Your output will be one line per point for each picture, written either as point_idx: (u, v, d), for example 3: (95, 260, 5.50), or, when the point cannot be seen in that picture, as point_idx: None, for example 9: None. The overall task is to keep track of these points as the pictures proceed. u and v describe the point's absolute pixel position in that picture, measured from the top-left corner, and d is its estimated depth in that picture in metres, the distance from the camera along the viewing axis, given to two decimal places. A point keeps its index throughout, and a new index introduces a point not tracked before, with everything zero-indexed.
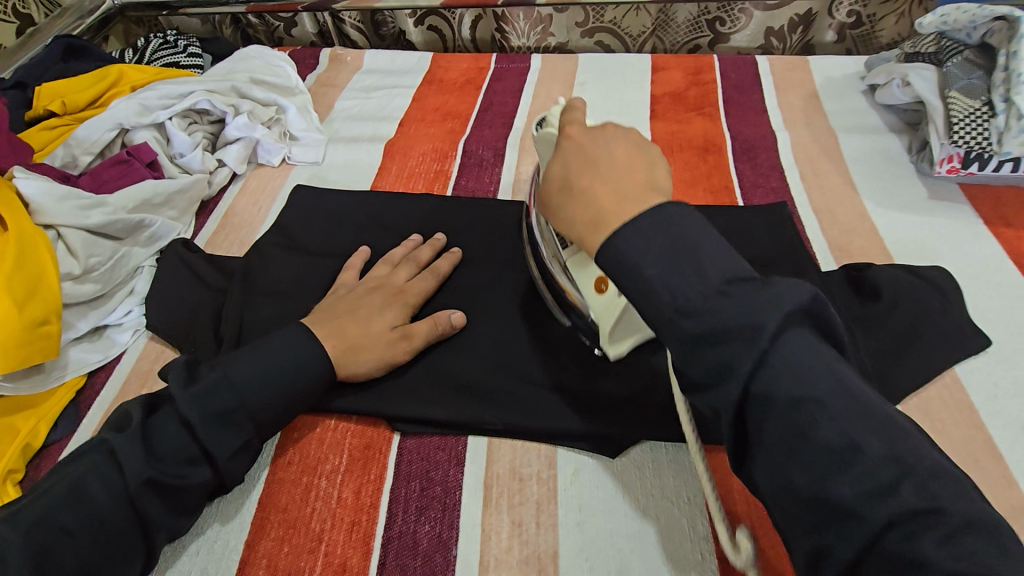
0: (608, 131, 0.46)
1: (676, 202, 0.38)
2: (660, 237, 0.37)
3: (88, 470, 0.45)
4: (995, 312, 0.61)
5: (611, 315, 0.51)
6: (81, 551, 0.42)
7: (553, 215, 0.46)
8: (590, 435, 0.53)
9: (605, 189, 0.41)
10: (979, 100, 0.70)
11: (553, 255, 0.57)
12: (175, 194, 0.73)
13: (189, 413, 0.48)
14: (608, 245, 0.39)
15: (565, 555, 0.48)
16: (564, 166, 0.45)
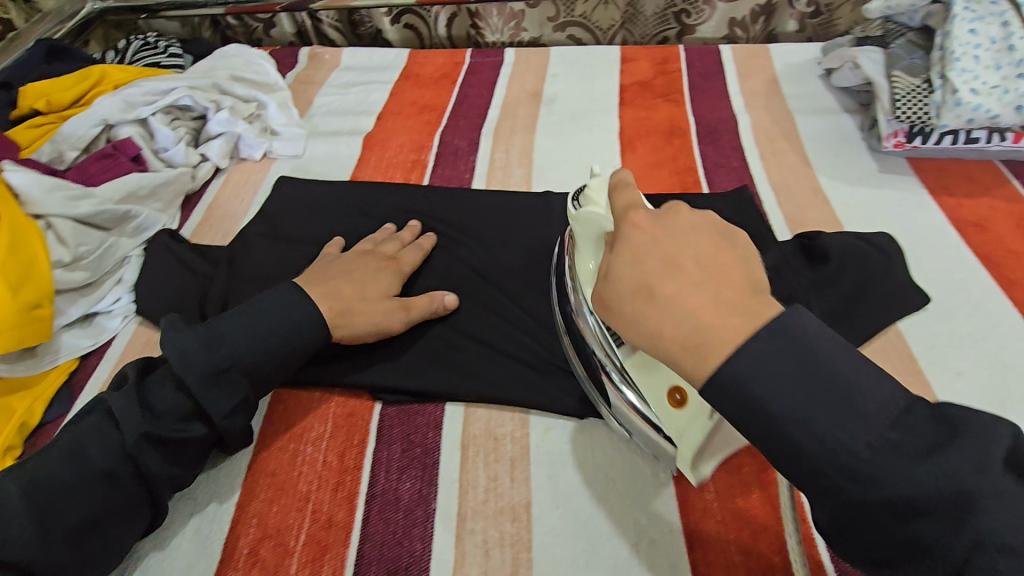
0: (682, 218, 0.39)
1: (789, 313, 0.33)
2: (775, 365, 0.32)
3: (87, 429, 0.49)
4: (934, 274, 0.66)
5: (698, 431, 0.44)
6: (83, 502, 0.46)
7: (621, 322, 0.37)
8: (560, 395, 0.57)
9: (699, 300, 0.34)
10: (919, 78, 0.75)
11: (606, 352, 0.52)
12: (160, 187, 0.76)
13: (188, 377, 0.50)
14: (717, 375, 0.33)
15: (536, 504, 0.51)
16: (637, 266, 0.37)
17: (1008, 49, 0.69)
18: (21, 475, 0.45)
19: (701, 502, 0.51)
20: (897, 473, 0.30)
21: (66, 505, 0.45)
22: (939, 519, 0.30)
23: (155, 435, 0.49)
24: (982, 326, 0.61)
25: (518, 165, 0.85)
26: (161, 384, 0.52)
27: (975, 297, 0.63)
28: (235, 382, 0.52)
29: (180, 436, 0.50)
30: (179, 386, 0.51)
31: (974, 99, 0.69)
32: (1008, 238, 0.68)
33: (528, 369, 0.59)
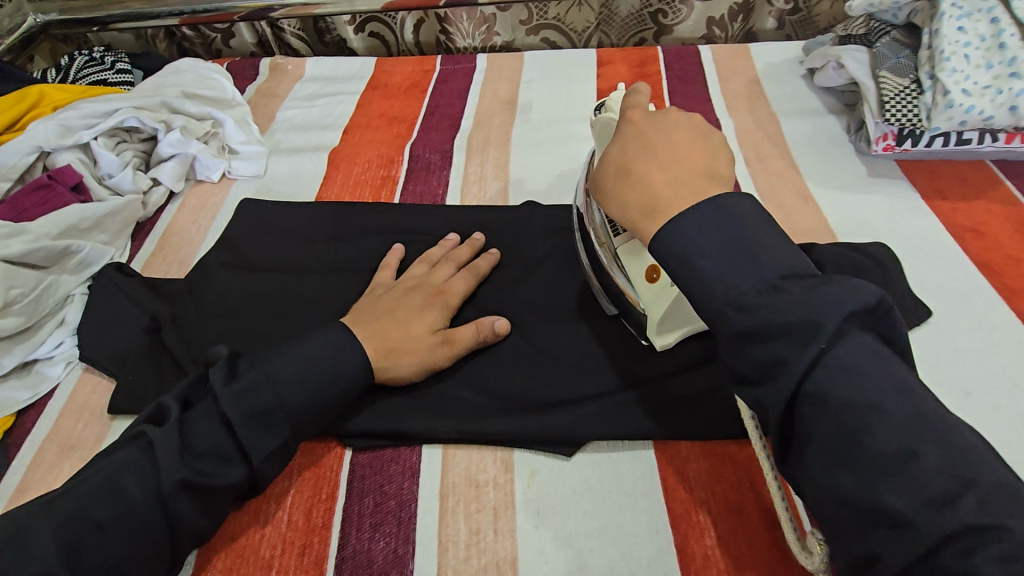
0: (671, 115, 0.46)
1: (736, 195, 0.40)
2: (722, 229, 0.39)
3: (122, 463, 0.44)
4: (933, 284, 0.63)
5: (662, 304, 0.51)
6: (114, 545, 0.41)
7: (604, 196, 0.46)
8: (546, 432, 0.52)
9: (664, 178, 0.42)
10: (907, 78, 0.72)
11: (602, 243, 0.56)
12: (105, 217, 0.70)
13: (228, 413, 0.46)
14: (660, 235, 0.40)
15: (524, 559, 0.47)
16: (623, 151, 0.46)
17: (999, 47, 0.66)
18: (54, 511, 0.41)
19: (702, 549, 0.46)
20: (770, 305, 0.36)
21: (94, 549, 0.40)
22: (799, 348, 0.35)
23: (194, 480, 0.44)
24: (988, 339, 0.58)
25: (495, 178, 0.81)
26: (201, 417, 0.46)
27: (977, 308, 0.60)
28: (276, 425, 0.48)
29: (214, 482, 0.45)
30: (223, 423, 0.46)
31: (966, 100, 0.66)
32: (1006, 242, 0.65)
33: (511, 406, 0.54)
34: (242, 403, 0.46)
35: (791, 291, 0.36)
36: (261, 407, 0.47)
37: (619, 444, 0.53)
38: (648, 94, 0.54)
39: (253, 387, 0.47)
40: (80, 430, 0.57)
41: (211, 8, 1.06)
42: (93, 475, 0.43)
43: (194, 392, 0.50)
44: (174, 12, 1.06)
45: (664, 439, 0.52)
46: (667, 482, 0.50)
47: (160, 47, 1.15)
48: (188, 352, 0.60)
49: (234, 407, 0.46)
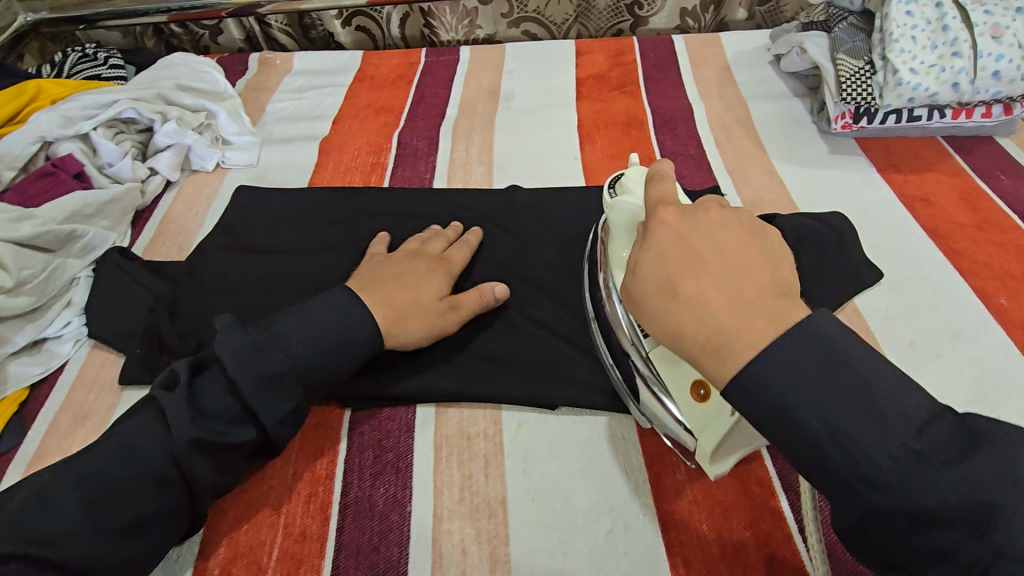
0: (711, 218, 0.42)
1: (812, 317, 0.37)
2: (804, 370, 0.35)
3: (136, 430, 0.48)
4: (886, 248, 0.68)
5: (717, 430, 0.46)
6: (136, 501, 0.45)
7: (644, 315, 0.41)
8: (530, 388, 0.57)
9: (722, 304, 0.38)
10: (862, 60, 0.76)
11: (633, 343, 0.52)
12: (107, 204, 0.73)
13: (239, 376, 0.48)
14: (740, 377, 0.36)
15: (512, 499, 0.51)
16: (663, 264, 0.40)
17: (943, 29, 0.71)
18: (75, 472, 0.46)
19: (674, 484, 0.51)
20: (921, 486, 0.33)
21: (118, 504, 0.45)
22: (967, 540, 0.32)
23: (203, 439, 0.47)
24: (934, 296, 0.63)
25: (479, 162, 0.85)
26: (211, 381, 0.50)
27: (924, 268, 0.65)
28: (285, 387, 0.49)
29: (226, 440, 0.48)
30: (229, 389, 0.49)
31: (913, 78, 0.71)
32: (952, 210, 0.71)
33: (498, 367, 0.58)
34: (245, 368, 0.48)
35: (930, 454, 0.33)
36: (268, 372, 0.49)
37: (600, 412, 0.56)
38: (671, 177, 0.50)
39: (254, 350, 0.49)
40: (91, 401, 0.61)
41: (198, 5, 1.09)
42: (116, 439, 0.47)
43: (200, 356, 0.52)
44: (162, 9, 1.09)
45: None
46: (642, 428, 0.55)
47: (148, 44, 1.18)
48: (195, 325, 0.64)
49: (240, 374, 0.48)
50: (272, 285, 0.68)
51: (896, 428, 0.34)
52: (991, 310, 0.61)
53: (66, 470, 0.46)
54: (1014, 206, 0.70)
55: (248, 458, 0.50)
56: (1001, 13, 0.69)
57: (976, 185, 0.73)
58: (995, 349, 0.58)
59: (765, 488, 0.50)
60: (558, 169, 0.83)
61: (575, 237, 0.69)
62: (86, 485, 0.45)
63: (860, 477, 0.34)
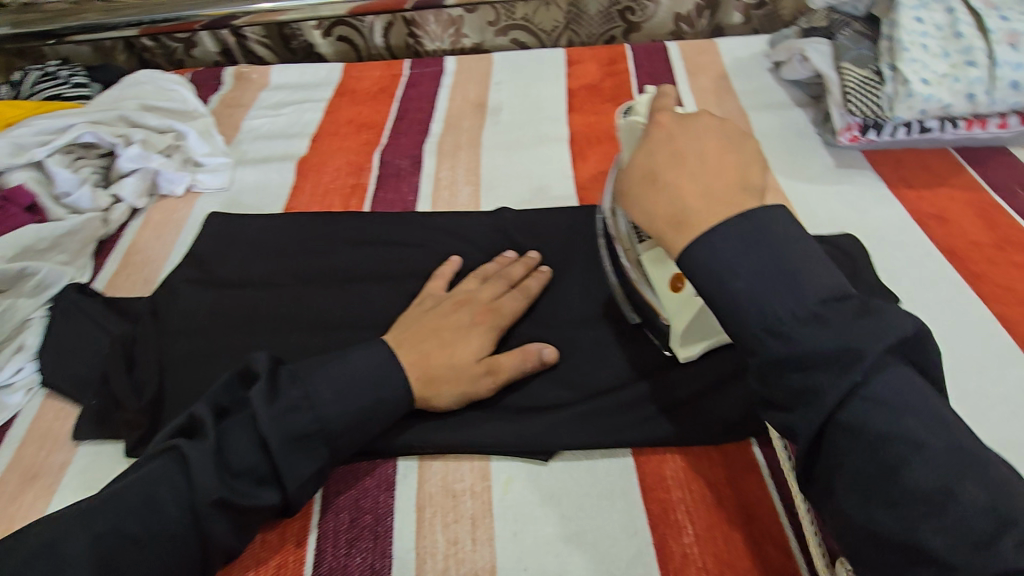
0: (702, 120, 0.44)
1: (770, 210, 0.38)
2: (750, 241, 0.37)
3: (153, 477, 0.42)
4: (901, 272, 0.64)
5: (687, 314, 0.51)
6: (148, 563, 0.40)
7: (627, 199, 0.45)
8: (521, 438, 0.52)
9: (693, 186, 0.41)
10: (868, 69, 0.72)
11: (627, 249, 0.58)
12: (64, 237, 0.68)
13: (269, 436, 0.44)
14: (691, 250, 0.39)
15: (502, 569, 0.46)
16: (649, 155, 0.44)
17: (955, 36, 0.67)
18: (90, 521, 0.40)
19: (680, 549, 0.46)
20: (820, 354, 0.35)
21: (131, 565, 0.40)
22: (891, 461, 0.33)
23: (229, 499, 0.43)
24: (955, 325, 0.58)
25: (466, 182, 0.80)
26: (241, 426, 0.45)
27: (943, 294, 0.61)
28: (316, 446, 0.46)
29: (250, 502, 0.44)
30: (261, 444, 0.45)
31: (925, 90, 0.66)
32: (969, 229, 0.67)
33: (486, 414, 0.53)
34: (283, 422, 0.45)
35: (834, 318, 0.35)
36: (302, 431, 0.45)
37: (598, 453, 0.52)
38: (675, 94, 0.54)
39: (295, 406, 0.45)
40: (44, 457, 0.55)
41: (171, 17, 1.02)
42: (130, 484, 0.42)
43: (228, 395, 0.48)
44: (134, 22, 1.03)
45: (641, 446, 0.52)
46: (645, 483, 0.50)
47: (119, 58, 1.13)
48: (157, 371, 0.59)
49: (276, 429, 0.44)
50: (243, 324, 0.63)
51: (811, 295, 0.36)
52: (1018, 340, 0.57)
53: (76, 521, 0.40)
54: None
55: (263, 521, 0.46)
56: (1018, 18, 0.65)
57: (992, 201, 0.69)
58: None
59: (780, 553, 0.46)
60: (549, 189, 0.78)
61: (568, 264, 0.64)
62: (99, 540, 0.40)
63: (763, 322, 0.36)
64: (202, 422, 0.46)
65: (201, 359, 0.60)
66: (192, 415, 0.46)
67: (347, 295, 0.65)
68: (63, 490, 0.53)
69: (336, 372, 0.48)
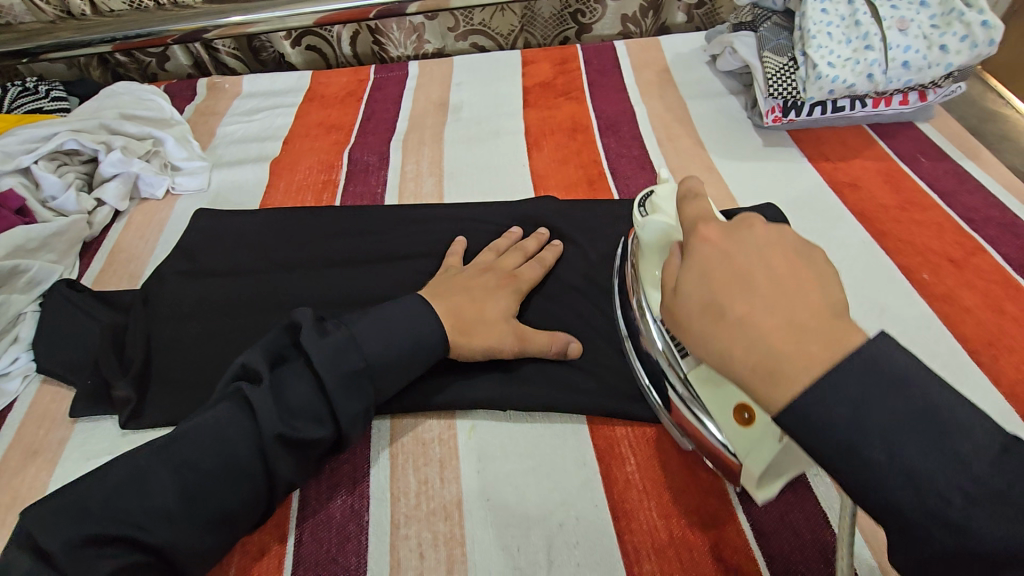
0: (755, 233, 0.40)
1: (866, 345, 0.34)
2: (868, 398, 0.33)
3: (220, 421, 0.48)
4: (820, 234, 0.71)
5: (764, 453, 0.44)
6: (223, 494, 0.46)
7: (688, 335, 0.39)
8: (480, 388, 0.58)
9: (776, 325, 0.36)
10: (785, 57, 0.80)
11: (669, 363, 0.52)
12: (52, 237, 0.73)
13: (324, 372, 0.50)
14: (797, 405, 0.34)
15: (467, 500, 0.52)
16: (708, 283, 0.39)
17: (856, 24, 0.75)
18: (171, 458, 0.46)
19: (624, 475, 0.53)
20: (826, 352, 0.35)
21: (210, 496, 0.46)
22: None
23: (288, 435, 0.48)
24: (862, 275, 0.66)
25: (430, 174, 0.86)
26: (297, 375, 0.51)
27: (853, 251, 0.69)
28: (363, 385, 0.52)
29: (306, 438, 0.49)
30: (317, 385, 0.50)
31: (831, 72, 0.74)
32: (878, 193, 0.75)
33: (449, 369, 0.59)
34: (334, 363, 0.50)
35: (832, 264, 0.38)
36: (352, 370, 0.51)
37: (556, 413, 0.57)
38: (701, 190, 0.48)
39: (343, 347, 0.51)
40: (43, 435, 0.60)
41: (144, 33, 1.06)
42: (199, 425, 0.47)
43: (280, 347, 0.53)
44: (107, 38, 1.06)
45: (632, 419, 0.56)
46: (592, 425, 0.57)
47: (94, 73, 1.19)
48: (145, 351, 0.64)
49: (330, 368, 0.50)
50: (226, 309, 0.68)
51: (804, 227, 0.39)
52: (917, 286, 0.64)
53: (157, 458, 0.46)
54: (934, 187, 0.75)
55: (320, 457, 0.51)
56: (906, 7, 0.74)
57: (898, 167, 0.78)
58: (918, 321, 0.61)
59: (711, 474, 0.52)
60: (507, 178, 0.85)
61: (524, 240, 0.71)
62: (178, 473, 0.45)
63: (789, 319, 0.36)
64: (258, 372, 0.50)
65: (186, 342, 0.65)
66: (247, 364, 0.51)
67: (321, 278, 0.70)
68: (64, 462, 0.58)
69: (376, 322, 0.54)
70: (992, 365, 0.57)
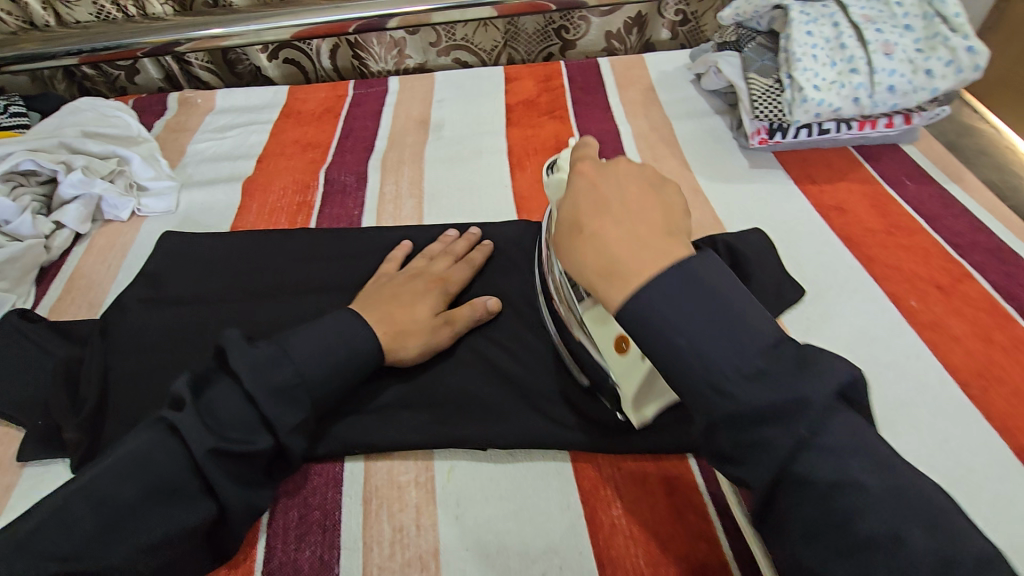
0: (620, 170, 0.46)
1: (697, 257, 0.39)
2: (690, 299, 0.38)
3: (142, 447, 0.43)
4: (807, 260, 0.70)
5: (635, 376, 0.49)
6: (150, 521, 0.42)
7: (559, 253, 0.44)
8: (458, 426, 0.55)
9: (620, 236, 0.40)
10: (771, 79, 0.80)
11: (567, 306, 0.55)
12: (4, 264, 0.69)
13: (254, 388, 0.46)
14: (628, 308, 0.38)
15: (445, 550, 0.49)
16: (576, 204, 0.44)
17: (840, 47, 0.74)
18: (88, 493, 0.42)
19: (610, 519, 0.50)
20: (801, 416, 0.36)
21: (133, 526, 0.42)
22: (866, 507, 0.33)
23: (221, 451, 0.45)
24: (850, 303, 0.65)
25: (410, 195, 0.84)
26: (224, 391, 0.47)
27: (841, 277, 0.67)
28: (299, 399, 0.49)
29: (247, 450, 0.46)
30: (248, 399, 0.47)
31: (817, 95, 0.73)
32: (865, 217, 0.74)
33: (425, 405, 0.57)
34: (260, 374, 0.47)
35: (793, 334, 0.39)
36: (285, 383, 0.48)
37: (538, 457, 0.55)
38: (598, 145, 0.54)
39: (273, 360, 0.48)
40: None
41: (112, 45, 1.02)
42: (120, 457, 0.43)
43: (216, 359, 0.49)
44: (74, 51, 1.02)
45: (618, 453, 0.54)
46: (576, 465, 0.54)
47: (60, 87, 1.14)
48: (102, 389, 0.59)
49: (256, 381, 0.47)
50: (191, 342, 0.64)
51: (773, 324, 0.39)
52: (904, 314, 0.63)
53: (73, 493, 0.42)
54: (920, 211, 0.74)
55: (262, 468, 0.49)
56: (891, 31, 0.74)
57: (885, 191, 0.77)
58: (908, 351, 0.60)
59: (700, 516, 0.50)
60: (488, 199, 0.82)
61: (506, 268, 0.69)
62: (97, 507, 0.41)
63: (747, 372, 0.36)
64: (180, 397, 0.46)
65: (149, 375, 0.61)
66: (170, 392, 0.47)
67: (292, 305, 0.67)
68: (9, 510, 0.54)
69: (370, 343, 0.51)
70: (982, 397, 0.56)
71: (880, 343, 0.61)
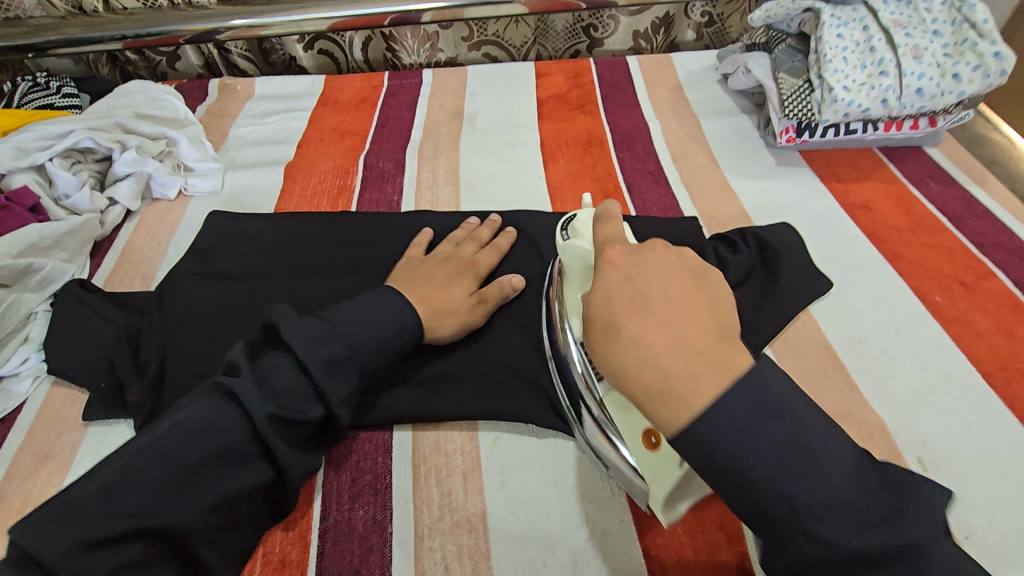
0: (657, 257, 0.42)
1: (759, 370, 0.35)
2: (750, 424, 0.34)
3: (203, 413, 0.46)
4: (833, 256, 0.72)
5: (668, 475, 0.43)
6: (216, 481, 0.45)
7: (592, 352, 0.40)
8: (503, 400, 0.58)
9: (667, 347, 0.36)
10: (801, 79, 0.82)
11: (586, 386, 0.51)
12: (65, 236, 0.72)
13: (310, 359, 0.49)
14: (690, 431, 0.34)
15: (491, 513, 0.52)
16: (611, 304, 0.40)
17: (870, 50, 0.77)
18: (153, 455, 0.44)
19: None
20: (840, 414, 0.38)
21: (199, 485, 0.44)
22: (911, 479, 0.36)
23: (280, 417, 0.47)
24: (876, 296, 0.67)
25: (446, 183, 0.86)
26: (277, 363, 0.49)
27: (867, 272, 0.70)
28: (348, 372, 0.52)
29: (301, 418, 0.49)
30: (302, 371, 0.49)
31: (847, 95, 0.76)
32: (889, 215, 0.76)
33: (470, 378, 0.59)
34: (314, 350, 0.50)
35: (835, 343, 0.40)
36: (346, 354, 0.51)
37: None
38: (621, 216, 0.51)
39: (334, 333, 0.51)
40: (54, 439, 0.59)
41: (155, 31, 1.05)
42: (184, 421, 0.45)
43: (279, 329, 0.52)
44: (118, 36, 1.05)
45: None
46: None
47: (102, 71, 1.18)
48: (161, 356, 0.62)
49: (311, 354, 0.49)
50: (242, 315, 0.67)
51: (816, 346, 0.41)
52: (929, 309, 0.66)
53: (136, 455, 0.44)
54: (943, 211, 0.77)
55: (308, 437, 0.51)
56: (920, 36, 0.77)
57: (909, 192, 0.79)
58: (932, 342, 0.63)
59: None
60: (523, 188, 0.85)
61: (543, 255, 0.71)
62: (162, 468, 0.43)
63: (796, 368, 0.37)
64: (237, 364, 0.49)
65: (206, 344, 0.64)
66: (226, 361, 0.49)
67: (338, 283, 0.70)
68: (77, 466, 0.57)
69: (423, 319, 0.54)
70: (1005, 389, 0.59)
71: (904, 335, 0.64)
